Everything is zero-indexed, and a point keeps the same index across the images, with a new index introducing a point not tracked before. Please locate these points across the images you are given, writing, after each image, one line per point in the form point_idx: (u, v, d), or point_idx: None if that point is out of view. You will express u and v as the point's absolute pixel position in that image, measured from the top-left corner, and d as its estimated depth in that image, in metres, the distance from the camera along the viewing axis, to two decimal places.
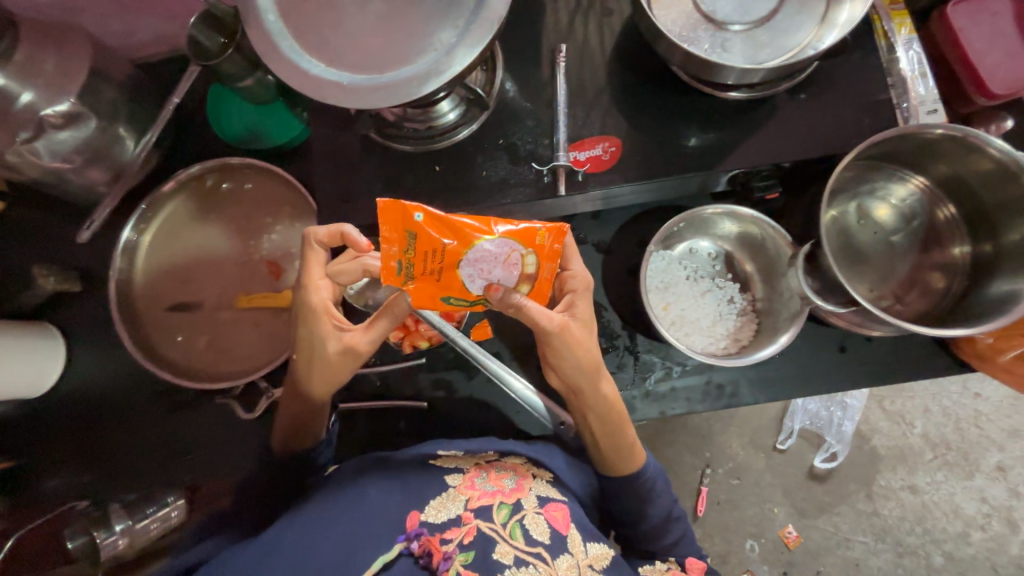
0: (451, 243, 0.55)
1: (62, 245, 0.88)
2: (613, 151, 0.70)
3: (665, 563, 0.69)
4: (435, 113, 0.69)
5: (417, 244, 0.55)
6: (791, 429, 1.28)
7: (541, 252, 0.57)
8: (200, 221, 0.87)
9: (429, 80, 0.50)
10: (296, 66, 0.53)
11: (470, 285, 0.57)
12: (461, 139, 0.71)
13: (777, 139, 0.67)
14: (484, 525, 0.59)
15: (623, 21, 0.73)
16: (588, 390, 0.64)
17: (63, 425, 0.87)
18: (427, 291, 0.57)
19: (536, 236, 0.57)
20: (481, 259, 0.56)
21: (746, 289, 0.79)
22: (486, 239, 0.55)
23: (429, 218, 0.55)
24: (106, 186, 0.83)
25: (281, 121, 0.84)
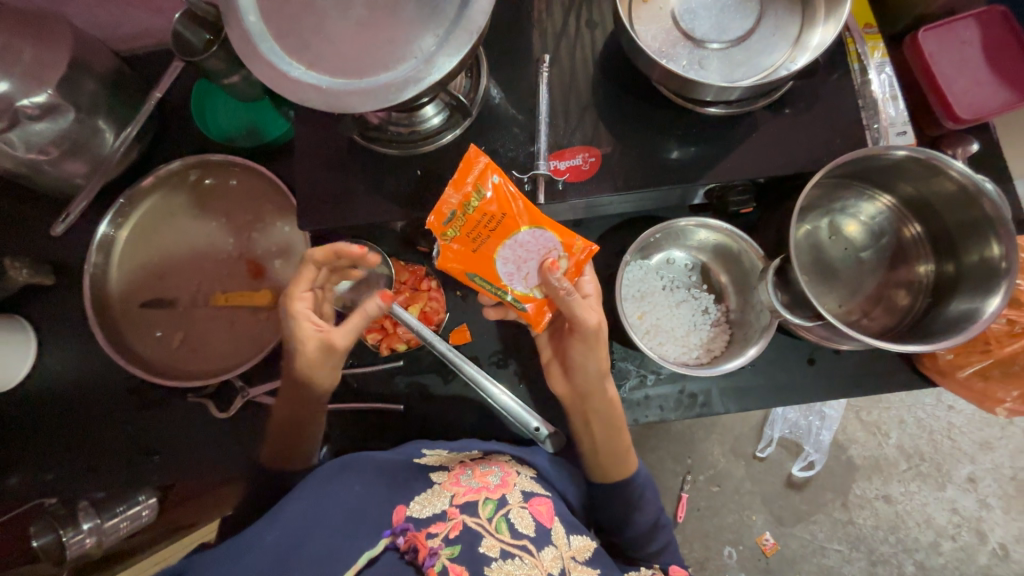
0: (506, 218, 0.61)
1: (37, 237, 0.87)
2: (593, 162, 0.71)
3: (651, 568, 0.71)
4: (419, 118, 0.69)
5: (478, 203, 0.60)
6: (770, 437, 1.30)
7: (574, 260, 0.63)
8: (181, 219, 0.87)
9: (408, 88, 0.51)
10: (276, 68, 0.53)
11: (501, 266, 0.63)
12: (444, 143, 0.71)
13: (752, 156, 0.69)
14: (470, 519, 0.61)
15: (608, 33, 0.74)
16: (595, 393, 0.69)
17: (30, 420, 0.85)
18: (461, 253, 0.63)
19: (577, 245, 0.63)
20: (523, 245, 0.62)
21: (720, 301, 0.80)
22: (538, 229, 0.62)
23: (499, 188, 0.61)
24: (84, 179, 0.81)
25: (271, 123, 0.86)
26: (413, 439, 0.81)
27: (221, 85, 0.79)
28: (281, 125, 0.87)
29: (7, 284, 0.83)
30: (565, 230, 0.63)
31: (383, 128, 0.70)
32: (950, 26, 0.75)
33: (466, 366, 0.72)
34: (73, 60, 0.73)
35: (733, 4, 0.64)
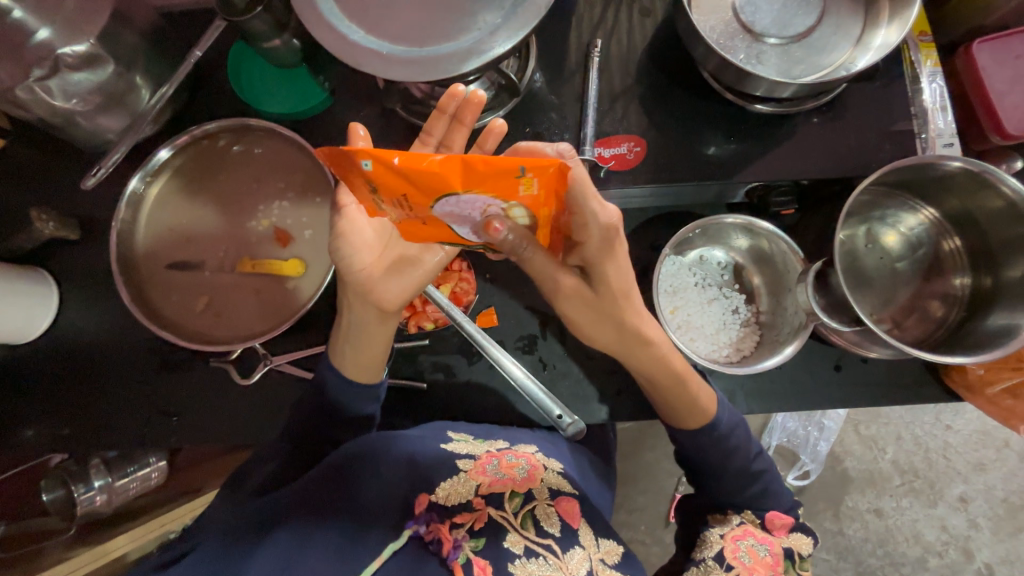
0: (416, 190, 0.48)
1: (62, 189, 0.85)
2: (638, 151, 0.70)
3: (739, 517, 0.68)
4: None
5: (378, 191, 0.50)
6: (768, 444, 1.31)
7: (527, 203, 0.49)
8: (212, 182, 0.86)
9: (470, 59, 0.50)
10: (335, 30, 0.52)
11: (456, 233, 0.55)
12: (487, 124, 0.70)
13: (798, 157, 0.69)
14: (495, 513, 0.63)
15: (659, 22, 0.73)
16: (635, 352, 0.65)
17: (43, 373, 0.85)
18: (414, 232, 0.56)
19: (520, 184, 0.47)
20: (453, 214, 0.51)
21: (751, 301, 0.80)
22: (454, 196, 0.48)
23: (378, 168, 0.47)
24: (116, 136, 0.81)
25: (307, 93, 0.84)
26: (436, 420, 0.81)
27: (261, 48, 0.77)
28: (315, 96, 0.83)
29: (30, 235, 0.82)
30: (492, 169, 0.45)
31: (427, 102, 0.69)
32: (1006, 39, 0.74)
33: (491, 348, 0.72)
34: (115, 11, 0.71)
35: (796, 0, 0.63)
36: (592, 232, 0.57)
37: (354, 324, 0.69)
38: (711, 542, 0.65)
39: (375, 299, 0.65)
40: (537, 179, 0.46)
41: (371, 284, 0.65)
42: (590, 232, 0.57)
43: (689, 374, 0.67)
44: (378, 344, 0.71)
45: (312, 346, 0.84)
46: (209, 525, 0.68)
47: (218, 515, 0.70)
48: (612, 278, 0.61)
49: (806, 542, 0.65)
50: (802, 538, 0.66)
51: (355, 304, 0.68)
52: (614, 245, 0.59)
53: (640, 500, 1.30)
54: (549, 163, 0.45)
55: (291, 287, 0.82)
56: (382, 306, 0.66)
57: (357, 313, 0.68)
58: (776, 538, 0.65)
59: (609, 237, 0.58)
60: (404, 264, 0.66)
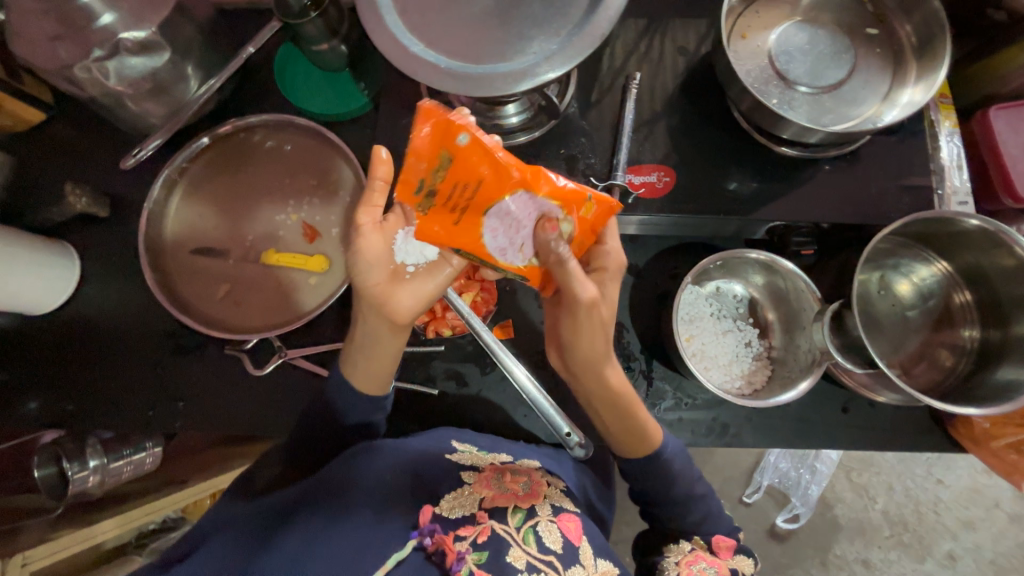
0: (495, 176, 0.53)
1: (98, 168, 0.87)
2: (666, 181, 0.72)
3: (689, 543, 0.69)
4: (501, 113, 0.71)
5: (449, 167, 0.53)
6: (759, 483, 1.31)
7: (576, 224, 0.58)
8: (246, 173, 0.88)
9: (524, 80, 0.52)
10: (397, 40, 0.54)
11: (489, 238, 0.55)
12: (518, 143, 0.73)
13: (819, 201, 0.72)
14: (498, 527, 0.62)
15: (693, 61, 0.77)
16: (610, 384, 0.67)
17: (54, 347, 0.85)
18: (440, 223, 0.55)
19: (581, 206, 0.57)
20: (510, 216, 0.55)
21: (764, 336, 0.81)
22: (529, 197, 0.54)
23: (472, 146, 0.52)
24: (159, 121, 0.83)
25: (346, 97, 0.87)
26: (442, 427, 0.82)
27: (310, 50, 0.80)
28: (354, 102, 0.86)
29: (61, 209, 0.83)
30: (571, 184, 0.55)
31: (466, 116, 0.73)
32: (1020, 108, 0.78)
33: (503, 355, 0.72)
34: (178, 4, 0.74)
35: (828, 53, 0.67)
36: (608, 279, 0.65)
37: (367, 337, 0.69)
38: (667, 571, 0.66)
39: (390, 313, 0.66)
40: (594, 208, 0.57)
41: (387, 296, 0.66)
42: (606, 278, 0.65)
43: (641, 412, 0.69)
44: (384, 353, 0.71)
45: (328, 343, 0.84)
46: (208, 522, 0.67)
47: (219, 508, 0.69)
48: (610, 316, 0.65)
49: (749, 564, 0.67)
50: (745, 559, 0.68)
51: (368, 316, 0.68)
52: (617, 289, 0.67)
53: (626, 531, 1.28)
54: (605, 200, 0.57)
55: (314, 282, 0.83)
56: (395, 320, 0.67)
57: (370, 324, 0.69)
58: (722, 560, 0.67)
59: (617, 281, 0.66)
60: (408, 284, 0.66)
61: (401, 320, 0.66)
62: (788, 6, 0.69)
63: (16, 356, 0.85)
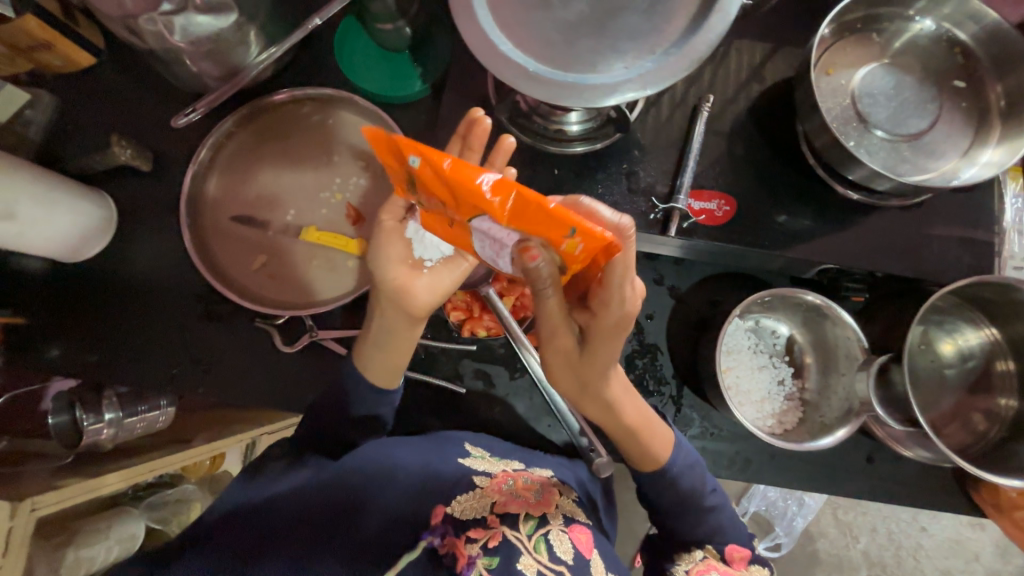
0: (461, 199, 0.48)
1: (143, 120, 0.85)
2: (727, 210, 0.71)
3: (702, 551, 0.67)
4: (562, 119, 0.69)
5: (417, 181, 0.51)
6: (745, 509, 1.29)
7: (563, 254, 0.49)
8: (289, 143, 0.85)
9: (613, 96, 0.51)
10: (486, 37, 0.52)
11: (476, 246, 0.54)
12: (574, 152, 0.72)
13: (878, 249, 0.71)
14: (510, 532, 0.61)
15: (767, 88, 0.75)
16: (616, 405, 0.65)
17: (83, 296, 0.85)
18: (434, 222, 0.57)
19: (565, 241, 0.47)
20: (485, 233, 0.50)
21: (797, 376, 0.80)
22: (498, 223, 0.47)
23: (425, 168, 0.48)
24: (212, 81, 0.81)
25: (403, 80, 0.85)
26: (460, 429, 0.82)
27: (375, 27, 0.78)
28: (411, 87, 0.84)
29: (104, 158, 0.81)
30: (545, 216, 0.45)
31: (529, 116, 0.71)
32: None
33: (528, 353, 0.73)
34: None
35: (913, 101, 0.66)
36: (609, 309, 0.55)
37: (383, 330, 0.68)
38: None
39: (409, 305, 0.65)
40: (583, 244, 0.46)
41: (406, 290, 0.65)
42: (610, 309, 0.55)
43: (643, 428, 0.68)
44: (403, 343, 0.70)
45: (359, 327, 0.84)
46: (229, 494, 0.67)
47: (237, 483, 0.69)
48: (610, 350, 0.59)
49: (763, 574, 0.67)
50: (760, 569, 0.67)
51: (384, 309, 0.67)
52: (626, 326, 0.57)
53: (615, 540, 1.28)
54: (600, 237, 0.45)
55: (353, 266, 0.83)
56: (413, 312, 0.66)
57: (387, 318, 0.67)
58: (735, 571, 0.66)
59: (623, 322, 0.56)
60: (431, 276, 0.65)
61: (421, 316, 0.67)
62: (875, 47, 0.67)
63: (50, 301, 0.85)
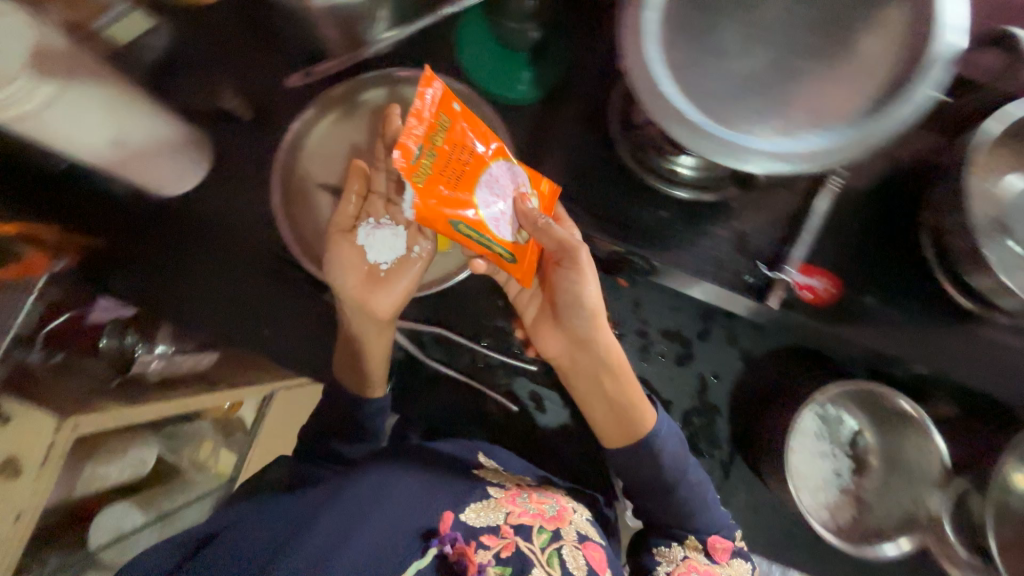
0: (477, 152, 0.60)
1: (254, 69, 0.84)
2: (831, 292, 0.69)
3: (683, 545, 0.69)
4: (675, 161, 0.65)
5: (445, 133, 0.58)
6: None
7: (542, 196, 0.66)
8: (388, 127, 0.81)
9: (773, 164, 0.49)
10: (652, 79, 0.49)
11: (482, 201, 0.61)
12: (679, 196, 0.68)
13: (975, 365, 0.69)
14: (524, 544, 0.67)
15: (902, 172, 0.70)
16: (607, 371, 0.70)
17: (164, 232, 0.88)
18: (432, 186, 0.57)
19: (542, 182, 0.66)
20: (493, 181, 0.62)
21: (855, 471, 0.81)
22: (505, 163, 0.63)
23: (464, 114, 0.60)
24: (332, 47, 0.80)
25: (503, 82, 0.78)
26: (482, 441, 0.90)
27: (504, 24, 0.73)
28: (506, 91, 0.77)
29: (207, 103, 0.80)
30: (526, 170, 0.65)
31: (644, 146, 0.68)
32: None
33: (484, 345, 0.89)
34: None
35: None
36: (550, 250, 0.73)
37: (361, 338, 0.80)
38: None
39: (369, 311, 0.76)
40: (535, 174, 0.66)
41: (364, 297, 0.76)
42: (559, 254, 0.72)
43: (633, 393, 0.71)
44: (378, 344, 0.81)
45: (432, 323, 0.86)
46: (243, 508, 0.69)
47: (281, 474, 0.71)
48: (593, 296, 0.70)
49: (744, 571, 0.70)
50: (740, 566, 0.70)
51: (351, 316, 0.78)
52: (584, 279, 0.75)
53: None
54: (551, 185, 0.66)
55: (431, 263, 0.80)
56: (380, 317, 0.77)
57: (357, 326, 0.79)
58: (718, 566, 0.68)
59: None
60: (387, 283, 0.76)
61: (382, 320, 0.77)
62: None
63: (132, 231, 0.87)
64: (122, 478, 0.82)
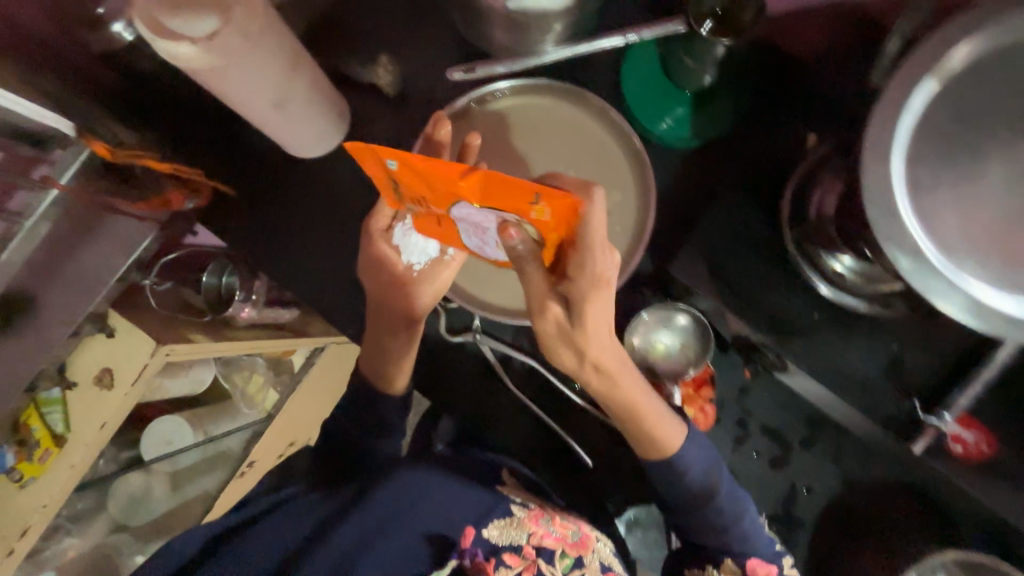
0: (435, 189, 0.52)
1: (411, 48, 0.81)
2: (984, 450, 0.60)
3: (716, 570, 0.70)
4: (830, 255, 0.61)
5: (402, 188, 0.57)
6: None
7: (539, 225, 0.51)
8: (529, 141, 0.76)
9: (1001, 324, 0.43)
10: (891, 193, 0.43)
11: (469, 239, 0.61)
12: (820, 291, 0.63)
13: None
14: (544, 566, 0.76)
15: None
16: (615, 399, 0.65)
17: (274, 186, 0.85)
18: (430, 224, 0.63)
19: (534, 209, 0.49)
20: (465, 221, 0.56)
21: None
22: (481, 210, 0.51)
23: (400, 166, 0.52)
24: (498, 49, 0.76)
25: (658, 113, 0.75)
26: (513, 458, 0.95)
27: (685, 66, 0.70)
28: (656, 124, 0.74)
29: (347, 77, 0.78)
30: (511, 186, 0.47)
31: (814, 227, 0.62)
32: None
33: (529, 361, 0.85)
34: None
35: None
36: (585, 272, 0.56)
37: (383, 330, 0.83)
38: None
39: (411, 304, 0.80)
40: (547, 207, 0.49)
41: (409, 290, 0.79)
42: (581, 274, 0.56)
43: (645, 412, 0.65)
44: (401, 340, 0.82)
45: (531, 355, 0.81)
46: (325, 500, 0.88)
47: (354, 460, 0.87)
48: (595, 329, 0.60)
49: None
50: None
51: (378, 314, 0.82)
52: (604, 293, 0.58)
53: None
54: (564, 197, 0.48)
55: None
56: (417, 310, 0.81)
57: (384, 320, 0.82)
58: None
59: (601, 289, 0.58)
60: (417, 284, 0.79)
61: (417, 310, 0.81)
62: None
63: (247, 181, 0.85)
64: (179, 392, 1.01)
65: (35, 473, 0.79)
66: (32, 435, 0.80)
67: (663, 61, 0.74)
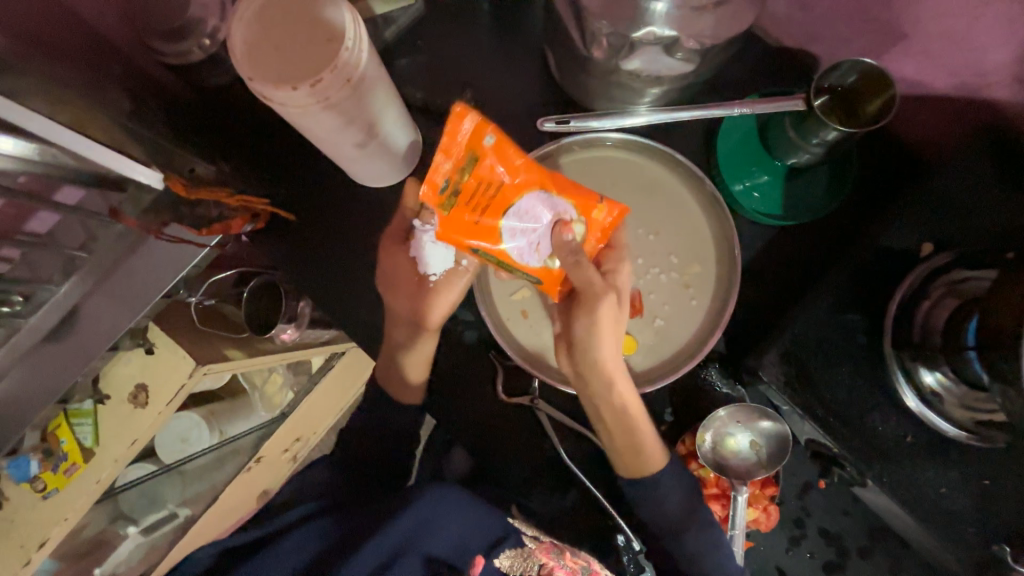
0: (514, 182, 0.59)
1: (499, 87, 0.76)
2: None
3: None
4: (922, 371, 0.59)
5: (473, 168, 0.58)
6: None
7: (592, 225, 0.62)
8: (612, 199, 0.72)
9: None
10: None
11: (510, 235, 0.60)
12: (907, 403, 0.60)
13: None
14: None
15: None
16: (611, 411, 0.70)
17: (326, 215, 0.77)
18: (462, 220, 0.59)
19: (597, 209, 0.62)
20: (526, 211, 0.60)
21: None
22: (554, 200, 0.60)
23: (495, 147, 0.58)
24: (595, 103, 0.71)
25: (738, 172, 0.71)
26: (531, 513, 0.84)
27: (786, 141, 0.66)
28: (733, 183, 0.71)
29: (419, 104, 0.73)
30: (578, 191, 0.62)
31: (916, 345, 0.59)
32: None
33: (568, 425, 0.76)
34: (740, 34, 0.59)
35: None
36: (620, 277, 0.67)
37: (395, 350, 0.79)
38: None
39: (423, 322, 0.76)
40: (608, 210, 0.63)
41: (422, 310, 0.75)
42: (617, 275, 0.67)
43: (634, 421, 0.70)
44: (410, 362, 0.79)
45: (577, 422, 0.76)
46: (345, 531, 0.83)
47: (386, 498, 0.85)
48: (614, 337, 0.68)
49: None
50: None
51: (392, 325, 0.78)
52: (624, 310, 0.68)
53: None
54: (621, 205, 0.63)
55: None
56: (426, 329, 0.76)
57: (399, 337, 0.78)
58: None
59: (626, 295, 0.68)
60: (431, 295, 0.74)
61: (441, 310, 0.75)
62: None
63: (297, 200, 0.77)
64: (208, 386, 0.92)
65: (58, 485, 0.76)
66: (61, 446, 0.77)
67: (765, 130, 0.70)
